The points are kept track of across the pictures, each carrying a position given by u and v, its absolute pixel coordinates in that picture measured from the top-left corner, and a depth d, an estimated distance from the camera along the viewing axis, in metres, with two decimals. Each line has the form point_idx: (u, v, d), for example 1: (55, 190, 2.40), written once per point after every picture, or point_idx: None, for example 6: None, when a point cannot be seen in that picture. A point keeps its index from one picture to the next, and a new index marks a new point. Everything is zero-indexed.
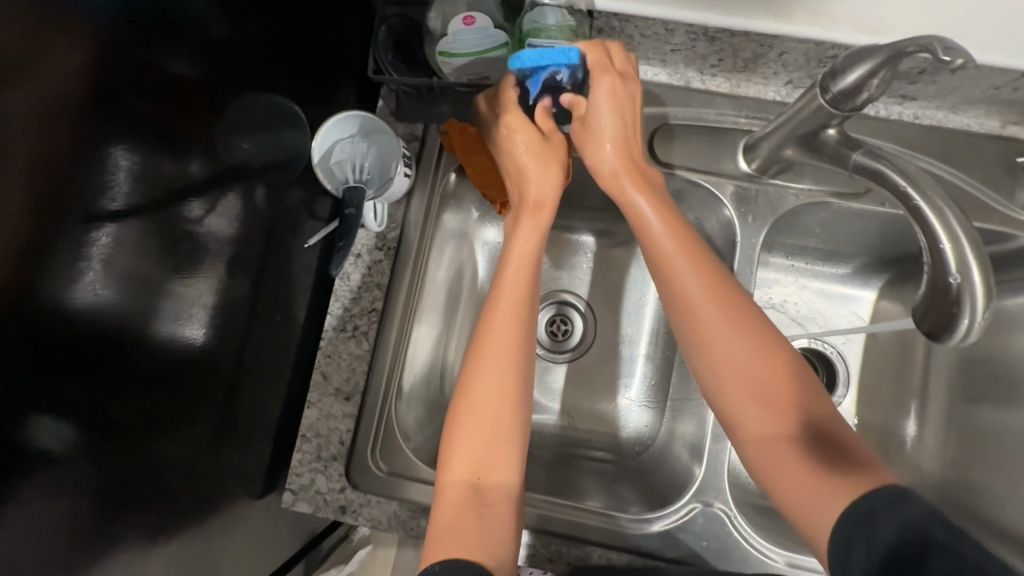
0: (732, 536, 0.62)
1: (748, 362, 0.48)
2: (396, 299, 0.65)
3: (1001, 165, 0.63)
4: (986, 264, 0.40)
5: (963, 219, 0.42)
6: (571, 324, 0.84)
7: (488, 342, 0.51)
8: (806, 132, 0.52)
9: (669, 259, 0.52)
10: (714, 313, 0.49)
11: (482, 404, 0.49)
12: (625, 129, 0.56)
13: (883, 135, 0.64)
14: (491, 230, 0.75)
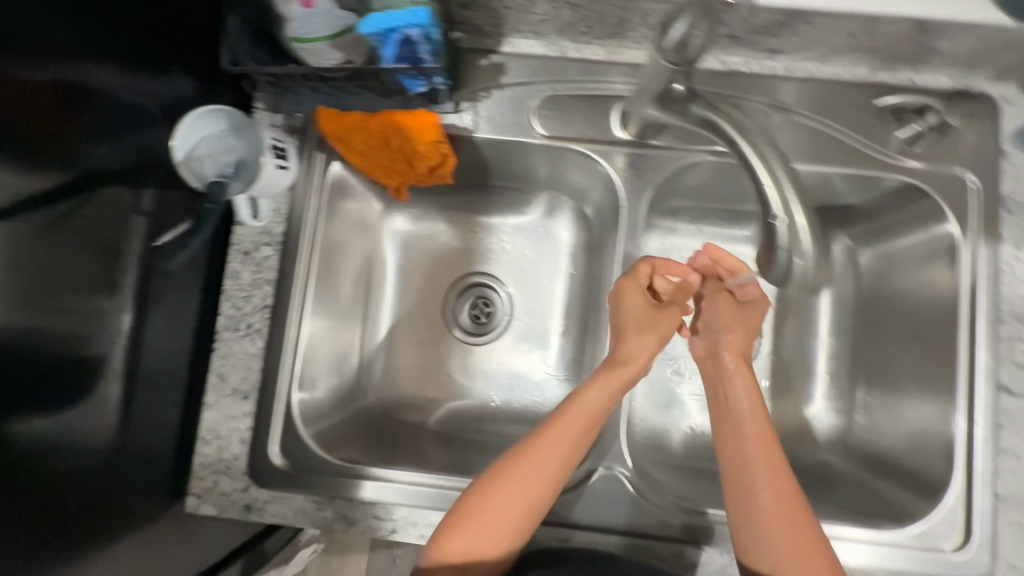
0: (630, 492, 0.65)
1: (785, 527, 0.51)
2: (287, 293, 0.64)
3: (871, 111, 0.64)
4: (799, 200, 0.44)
5: (781, 160, 0.45)
6: (492, 306, 0.84)
7: (546, 442, 0.54)
8: (662, 91, 0.52)
9: (736, 424, 0.56)
10: (766, 479, 0.53)
11: (518, 485, 0.53)
12: (734, 328, 0.62)
13: (756, 91, 0.64)
14: (399, 220, 0.83)
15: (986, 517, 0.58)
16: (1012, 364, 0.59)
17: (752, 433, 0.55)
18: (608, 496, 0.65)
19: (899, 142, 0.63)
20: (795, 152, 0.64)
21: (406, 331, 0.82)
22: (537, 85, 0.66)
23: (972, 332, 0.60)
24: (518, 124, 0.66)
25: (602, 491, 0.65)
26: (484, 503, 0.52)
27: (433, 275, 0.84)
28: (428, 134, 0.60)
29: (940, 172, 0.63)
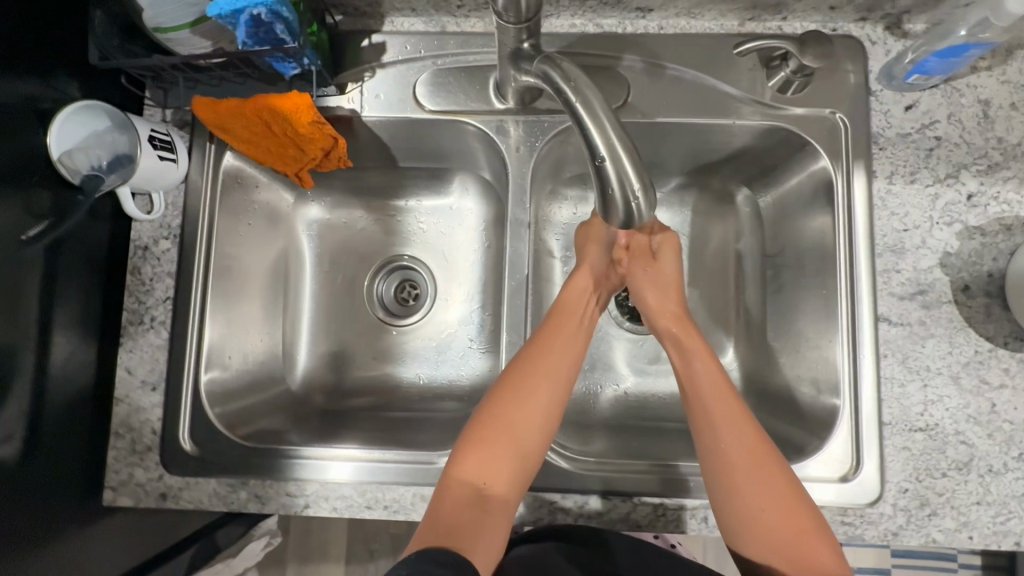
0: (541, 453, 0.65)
1: (752, 475, 0.52)
2: (189, 284, 0.69)
3: (743, 61, 0.65)
4: (625, 140, 0.44)
5: (608, 104, 0.45)
6: (418, 288, 0.85)
7: (523, 398, 0.57)
8: (514, 49, 0.53)
9: (698, 384, 0.57)
10: (733, 437, 0.54)
11: (501, 445, 0.55)
12: (664, 289, 0.63)
13: (633, 49, 0.66)
14: (315, 209, 0.84)
15: (872, 443, 0.60)
16: (889, 295, 0.62)
17: (711, 394, 0.56)
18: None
19: (771, 89, 0.65)
20: (674, 107, 0.66)
21: (327, 318, 0.82)
22: (419, 61, 0.67)
23: (851, 268, 0.63)
24: (403, 100, 0.67)
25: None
26: (477, 466, 0.54)
27: (355, 262, 0.85)
28: (304, 115, 0.61)
29: (812, 117, 0.65)
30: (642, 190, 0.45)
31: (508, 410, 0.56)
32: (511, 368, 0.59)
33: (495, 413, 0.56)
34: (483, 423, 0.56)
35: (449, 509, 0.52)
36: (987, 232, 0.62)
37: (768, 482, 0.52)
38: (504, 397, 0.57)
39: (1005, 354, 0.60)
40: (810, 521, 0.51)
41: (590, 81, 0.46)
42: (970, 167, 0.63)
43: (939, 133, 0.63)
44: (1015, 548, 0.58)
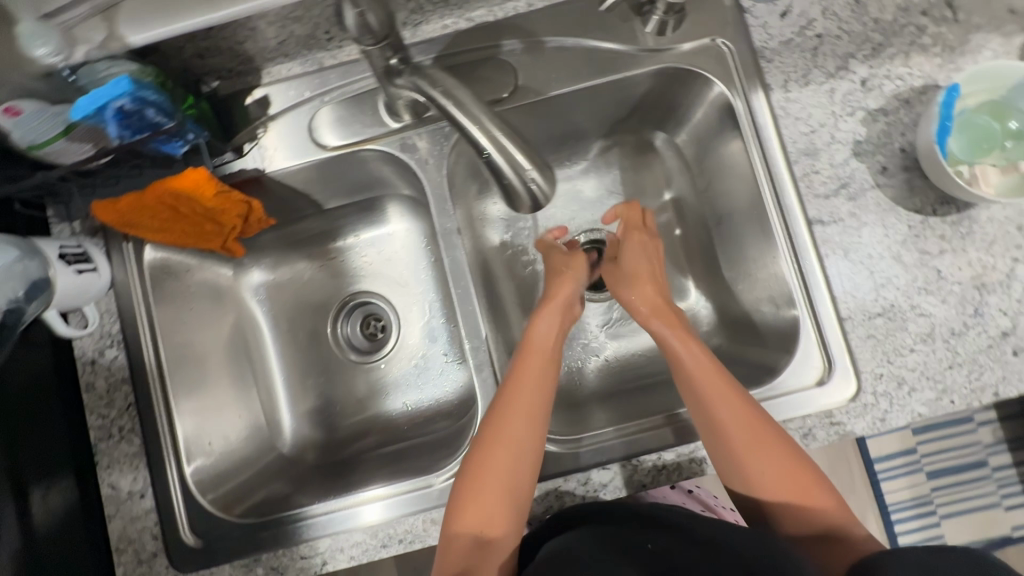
0: None
1: (755, 448, 0.54)
2: (147, 384, 0.68)
3: (615, 14, 0.66)
4: (505, 128, 0.44)
5: (480, 100, 0.45)
6: (384, 319, 0.87)
7: (517, 440, 0.57)
8: (384, 66, 0.52)
9: (691, 372, 0.58)
10: (731, 417, 0.55)
11: (495, 491, 0.55)
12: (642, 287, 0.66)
13: (510, 31, 0.66)
14: (257, 273, 0.84)
15: (837, 340, 0.61)
16: (815, 197, 0.63)
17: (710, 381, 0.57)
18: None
19: (650, 34, 0.66)
20: (564, 77, 0.66)
21: (300, 375, 0.83)
22: (307, 103, 0.67)
23: (774, 182, 0.64)
24: (303, 145, 0.67)
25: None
26: (478, 517, 0.54)
27: (313, 312, 0.86)
28: (207, 189, 0.60)
29: (697, 49, 0.66)
30: (535, 169, 0.45)
31: (495, 452, 0.56)
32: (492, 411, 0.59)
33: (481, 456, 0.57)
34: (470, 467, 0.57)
35: (455, 559, 0.53)
36: (889, 111, 0.63)
37: (769, 451, 0.54)
38: (492, 440, 0.57)
39: (937, 221, 0.62)
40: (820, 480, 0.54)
41: (457, 81, 0.47)
42: (856, 54, 0.64)
43: (819, 30, 0.64)
44: (995, 399, 0.60)
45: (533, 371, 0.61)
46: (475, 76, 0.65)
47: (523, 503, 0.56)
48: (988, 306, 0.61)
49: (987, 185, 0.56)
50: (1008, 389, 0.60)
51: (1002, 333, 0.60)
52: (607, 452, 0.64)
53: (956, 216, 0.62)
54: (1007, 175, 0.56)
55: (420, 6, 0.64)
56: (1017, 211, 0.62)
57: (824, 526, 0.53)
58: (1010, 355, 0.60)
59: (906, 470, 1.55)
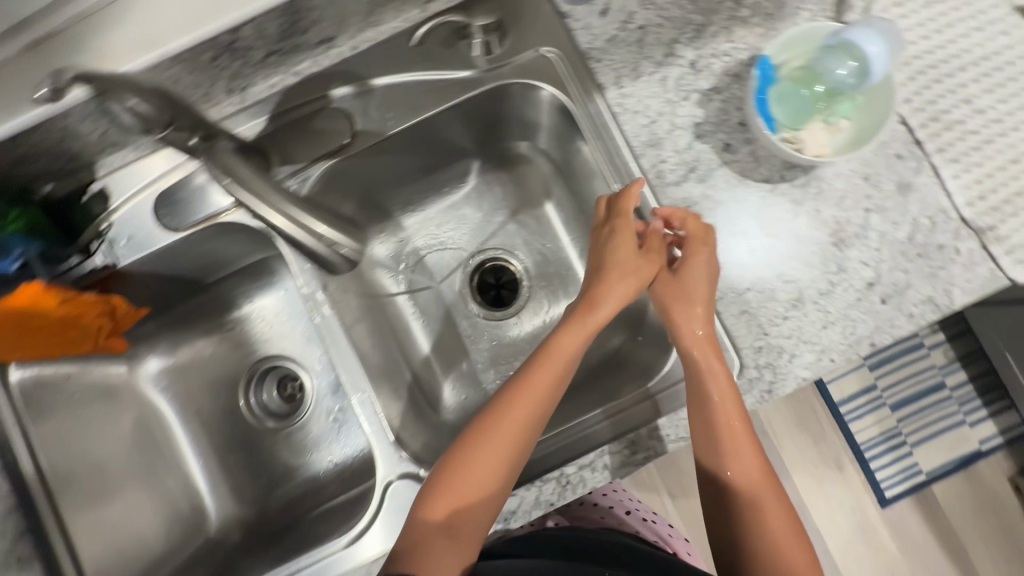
0: None
1: (742, 470, 0.57)
2: (42, 508, 0.65)
3: (439, 42, 0.65)
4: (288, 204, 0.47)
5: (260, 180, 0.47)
6: (301, 379, 0.86)
7: (512, 441, 0.57)
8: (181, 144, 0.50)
9: (712, 400, 0.57)
10: (727, 434, 0.56)
11: (478, 485, 0.55)
12: (691, 306, 0.58)
13: (339, 79, 0.65)
14: (154, 361, 0.82)
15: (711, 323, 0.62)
16: (666, 186, 0.63)
17: (726, 405, 0.56)
18: (403, 504, 0.63)
19: (478, 57, 0.65)
20: (400, 113, 0.66)
21: (220, 453, 0.82)
22: (148, 187, 0.66)
23: (624, 179, 0.64)
24: (149, 231, 0.65)
25: (393, 501, 0.63)
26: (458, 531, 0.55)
27: (223, 387, 0.84)
28: (48, 301, 0.59)
29: (526, 62, 0.66)
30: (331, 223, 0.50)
31: (485, 447, 0.56)
32: (494, 422, 0.57)
33: (474, 463, 0.56)
34: (459, 458, 0.57)
35: (422, 539, 0.54)
36: (722, 88, 0.64)
37: (750, 480, 0.57)
38: (488, 442, 0.56)
39: (785, 187, 0.63)
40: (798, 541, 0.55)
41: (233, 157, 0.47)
42: (681, 39, 0.64)
43: (641, 21, 0.65)
44: (872, 349, 0.61)
45: (541, 401, 0.58)
46: (311, 130, 0.65)
47: (498, 503, 0.57)
48: (849, 260, 0.62)
49: (820, 144, 0.58)
50: (883, 337, 0.61)
51: (867, 284, 0.61)
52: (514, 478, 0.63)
53: (802, 178, 0.63)
54: (834, 134, 0.59)
55: (238, 73, 0.62)
56: (861, 163, 0.63)
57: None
58: (879, 304, 0.61)
59: (871, 406, 1.55)
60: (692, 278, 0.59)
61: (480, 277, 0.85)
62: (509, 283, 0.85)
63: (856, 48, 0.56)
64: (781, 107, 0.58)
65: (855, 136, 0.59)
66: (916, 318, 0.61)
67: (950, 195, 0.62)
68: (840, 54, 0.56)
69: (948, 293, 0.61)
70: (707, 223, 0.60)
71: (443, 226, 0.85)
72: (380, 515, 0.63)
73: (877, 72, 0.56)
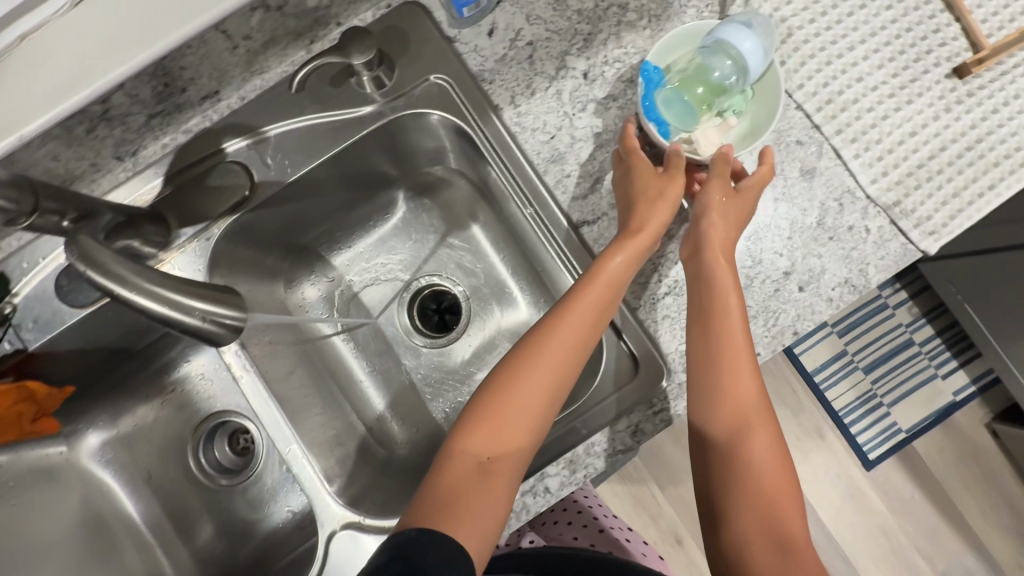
0: (369, 544, 0.62)
1: (750, 403, 0.55)
2: None
3: (329, 82, 0.65)
4: (160, 288, 0.42)
5: (126, 263, 0.41)
6: (250, 433, 0.84)
7: (552, 378, 0.54)
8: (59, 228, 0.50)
9: (726, 319, 0.55)
10: (734, 366, 0.55)
11: (517, 421, 0.53)
12: (728, 226, 0.57)
13: (232, 131, 0.64)
14: (94, 436, 0.80)
15: (634, 334, 0.63)
16: (574, 200, 0.63)
17: (735, 334, 0.55)
18: (348, 554, 0.62)
19: (370, 91, 0.64)
20: (299, 159, 0.64)
21: (174, 519, 0.80)
22: (50, 266, 0.64)
23: (532, 199, 0.63)
24: (55, 312, 0.63)
25: (338, 553, 0.62)
26: (494, 475, 0.52)
27: (169, 452, 0.82)
28: None
29: (420, 90, 0.65)
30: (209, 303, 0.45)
31: (524, 385, 0.54)
32: (535, 358, 0.54)
33: (515, 399, 0.53)
34: (493, 401, 0.54)
35: (453, 479, 0.51)
36: (618, 95, 0.63)
37: (757, 417, 0.55)
38: (527, 376, 0.54)
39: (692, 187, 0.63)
40: (784, 473, 0.54)
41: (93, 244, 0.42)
42: (571, 50, 0.64)
43: (529, 37, 0.64)
44: (797, 338, 0.61)
45: (579, 335, 0.55)
46: (209, 188, 0.63)
47: (532, 446, 0.54)
48: (764, 252, 0.62)
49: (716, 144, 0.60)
50: (805, 324, 0.61)
51: (784, 274, 0.61)
52: None
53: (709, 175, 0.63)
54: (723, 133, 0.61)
55: (123, 139, 0.61)
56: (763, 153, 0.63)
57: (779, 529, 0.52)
58: (797, 291, 0.61)
59: (843, 371, 1.54)
60: (744, 197, 0.58)
61: (419, 304, 0.84)
62: (449, 309, 0.83)
63: (730, 47, 0.57)
64: (676, 111, 0.59)
65: (748, 129, 0.61)
66: (834, 301, 0.61)
67: (853, 174, 0.62)
68: (717, 54, 0.57)
69: (863, 272, 0.61)
70: (772, 166, 0.58)
71: (374, 259, 0.84)
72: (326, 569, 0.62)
73: (754, 67, 0.58)
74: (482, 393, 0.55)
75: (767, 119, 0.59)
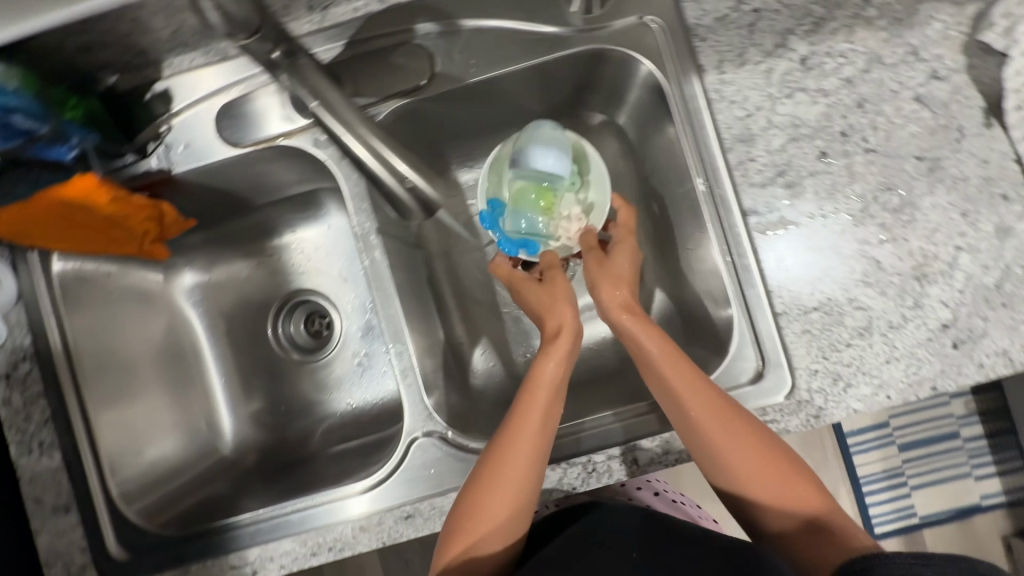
0: (449, 455, 0.62)
1: (728, 433, 0.53)
2: (65, 401, 0.66)
3: None
4: (387, 144, 0.50)
5: (349, 106, 0.49)
6: (328, 316, 0.83)
7: (519, 472, 0.54)
8: (267, 61, 0.47)
9: (656, 350, 0.57)
10: (691, 395, 0.54)
11: (493, 516, 0.54)
12: (620, 285, 0.62)
13: (425, 15, 0.61)
14: (189, 275, 0.80)
15: (769, 340, 0.59)
16: (751, 186, 0.60)
17: (664, 361, 0.56)
18: (425, 459, 0.62)
19: (576, 15, 0.62)
20: (484, 61, 0.62)
21: (243, 376, 0.81)
22: (213, 96, 0.63)
23: (708, 170, 0.60)
24: (205, 144, 0.63)
25: (415, 457, 0.63)
26: (496, 542, 0.54)
27: (253, 312, 0.82)
28: (99, 196, 0.57)
29: (627, 28, 0.62)
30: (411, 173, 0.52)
31: (490, 480, 0.54)
32: (493, 454, 0.56)
33: (486, 494, 0.54)
34: (466, 503, 0.55)
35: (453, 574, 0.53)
36: (830, 92, 0.59)
37: (745, 440, 0.53)
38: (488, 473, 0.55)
39: (876, 209, 0.59)
40: (791, 474, 0.53)
41: (328, 81, 0.48)
42: (796, 30, 0.59)
43: (757, 4, 0.60)
44: (933, 393, 0.58)
45: (535, 426, 0.56)
46: (389, 64, 0.62)
47: (517, 524, 0.55)
48: (928, 298, 0.58)
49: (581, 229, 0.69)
50: (946, 383, 0.58)
51: (941, 325, 0.58)
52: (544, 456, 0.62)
53: (898, 203, 0.59)
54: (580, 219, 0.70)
55: None
56: (962, 197, 0.58)
57: (808, 518, 0.52)
58: (950, 348, 0.58)
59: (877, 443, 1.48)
60: (619, 256, 0.65)
61: None
62: None
63: (542, 168, 0.65)
64: (524, 226, 0.68)
65: (593, 211, 0.70)
66: (986, 369, 0.58)
67: None
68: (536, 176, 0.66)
69: None
70: (628, 209, 0.68)
71: None
72: (401, 467, 0.63)
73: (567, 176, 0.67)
74: (462, 491, 0.56)
75: (605, 198, 0.69)
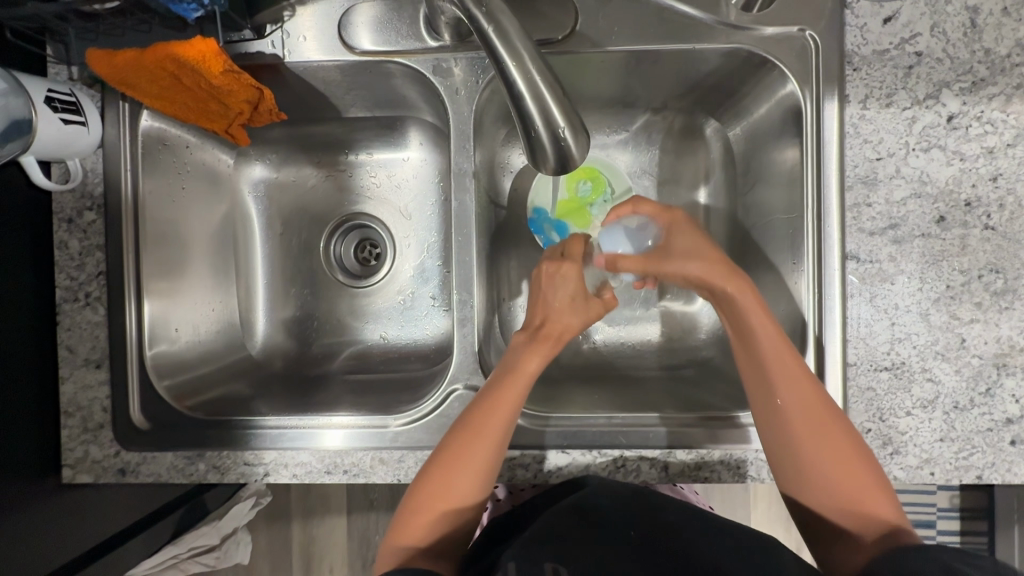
0: None
1: (810, 431, 0.51)
2: (119, 259, 0.65)
3: None
4: (551, 81, 0.40)
5: (521, 31, 0.40)
6: (380, 246, 0.81)
7: (489, 430, 0.54)
8: None
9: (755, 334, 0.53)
10: (784, 386, 0.52)
11: (464, 466, 0.53)
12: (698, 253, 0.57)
13: None
14: (259, 168, 0.78)
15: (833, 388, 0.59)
16: (859, 231, 0.58)
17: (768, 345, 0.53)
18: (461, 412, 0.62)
19: (733, 10, 0.59)
20: (626, 32, 0.60)
21: (285, 282, 0.79)
22: None
23: (819, 203, 0.59)
24: (322, 41, 0.62)
25: (450, 406, 0.62)
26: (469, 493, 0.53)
27: (308, 222, 0.80)
28: (214, 64, 0.56)
29: (781, 37, 0.59)
30: (570, 129, 0.42)
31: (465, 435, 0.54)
32: (475, 415, 0.55)
33: (468, 442, 0.53)
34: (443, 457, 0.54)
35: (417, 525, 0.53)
36: (968, 157, 0.57)
37: (825, 438, 0.51)
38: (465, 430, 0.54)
39: (979, 287, 0.57)
40: (863, 483, 0.50)
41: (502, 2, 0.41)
42: (952, 85, 0.57)
43: (920, 47, 0.57)
44: (976, 482, 0.58)
45: (508, 406, 0.55)
46: (532, 9, 0.60)
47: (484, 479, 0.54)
48: (1001, 389, 0.57)
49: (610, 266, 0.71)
50: (992, 475, 0.57)
51: (1006, 420, 0.57)
52: (574, 440, 0.61)
53: (1001, 287, 0.57)
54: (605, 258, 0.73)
55: None
56: None
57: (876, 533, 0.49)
58: (1007, 444, 0.57)
59: None
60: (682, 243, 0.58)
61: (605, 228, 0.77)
62: None
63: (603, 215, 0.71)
64: None
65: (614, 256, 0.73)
66: None
67: None
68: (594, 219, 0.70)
69: None
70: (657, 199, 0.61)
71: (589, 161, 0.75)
72: (434, 413, 0.62)
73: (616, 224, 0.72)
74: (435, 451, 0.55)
75: None
